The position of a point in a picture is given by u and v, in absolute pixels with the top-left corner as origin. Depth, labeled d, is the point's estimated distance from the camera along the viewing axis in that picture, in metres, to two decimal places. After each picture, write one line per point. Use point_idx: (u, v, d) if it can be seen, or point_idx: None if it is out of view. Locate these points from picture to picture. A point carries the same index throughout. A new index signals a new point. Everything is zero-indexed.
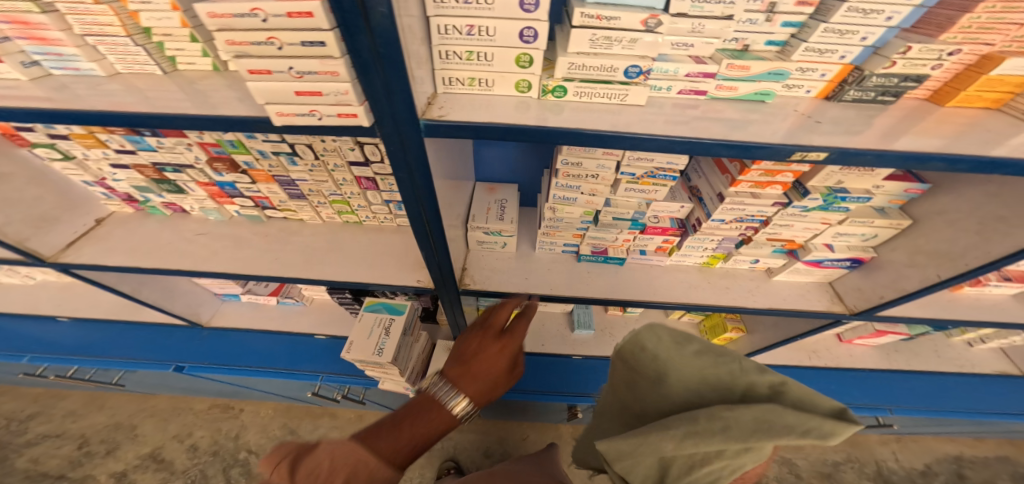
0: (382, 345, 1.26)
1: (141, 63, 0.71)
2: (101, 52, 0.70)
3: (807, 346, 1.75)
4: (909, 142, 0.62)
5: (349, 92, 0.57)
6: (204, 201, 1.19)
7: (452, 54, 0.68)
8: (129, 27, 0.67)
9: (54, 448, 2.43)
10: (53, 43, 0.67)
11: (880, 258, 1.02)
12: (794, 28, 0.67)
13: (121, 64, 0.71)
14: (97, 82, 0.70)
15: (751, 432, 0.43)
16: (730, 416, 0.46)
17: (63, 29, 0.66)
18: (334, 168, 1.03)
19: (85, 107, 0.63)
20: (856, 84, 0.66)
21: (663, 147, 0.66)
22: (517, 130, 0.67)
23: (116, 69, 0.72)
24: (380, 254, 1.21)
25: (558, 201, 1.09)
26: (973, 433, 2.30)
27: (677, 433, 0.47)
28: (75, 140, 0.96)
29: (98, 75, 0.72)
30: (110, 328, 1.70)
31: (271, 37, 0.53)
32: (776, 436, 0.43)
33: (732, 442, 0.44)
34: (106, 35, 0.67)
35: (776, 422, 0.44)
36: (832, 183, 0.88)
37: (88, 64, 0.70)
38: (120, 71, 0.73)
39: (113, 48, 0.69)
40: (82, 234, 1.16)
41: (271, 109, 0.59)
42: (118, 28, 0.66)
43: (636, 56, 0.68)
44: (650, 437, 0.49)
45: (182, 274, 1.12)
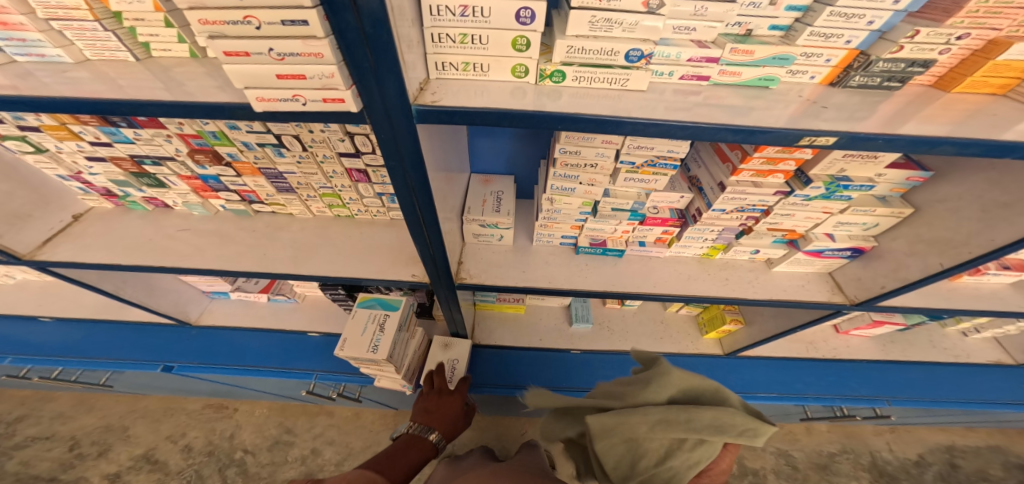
0: (378, 341, 1.24)
1: (111, 49, 0.68)
2: (67, 38, 0.67)
3: (805, 337, 1.75)
4: (915, 127, 0.60)
5: (335, 76, 0.54)
6: (186, 195, 1.15)
7: (445, 37, 0.66)
8: (97, 11, 0.64)
9: (43, 450, 2.39)
10: (14, 27, 0.63)
11: (880, 247, 1.01)
12: (798, 12, 0.65)
13: (90, 51, 0.68)
14: (63, 68, 0.67)
15: (707, 425, 0.50)
16: (694, 411, 0.52)
17: (26, 12, 0.63)
18: (324, 160, 1.00)
19: (53, 94, 0.59)
20: (862, 70, 0.65)
21: (664, 133, 0.64)
22: (513, 116, 0.64)
23: (85, 55, 0.69)
24: (373, 249, 1.18)
25: (556, 192, 1.07)
26: (965, 423, 2.32)
27: (652, 417, 0.53)
28: (47, 132, 0.92)
29: (65, 62, 0.68)
30: (97, 328, 1.66)
31: (248, 16, 0.50)
32: (726, 432, 0.50)
33: (692, 430, 0.50)
34: (73, 20, 0.64)
35: (726, 422, 0.51)
36: (834, 171, 0.87)
37: (54, 50, 0.66)
38: (88, 57, 0.69)
39: (81, 33, 0.65)
40: (57, 231, 1.11)
41: (251, 94, 0.56)
42: (87, 13, 0.64)
43: (637, 40, 0.65)
44: (629, 418, 0.54)
45: (168, 271, 1.08)
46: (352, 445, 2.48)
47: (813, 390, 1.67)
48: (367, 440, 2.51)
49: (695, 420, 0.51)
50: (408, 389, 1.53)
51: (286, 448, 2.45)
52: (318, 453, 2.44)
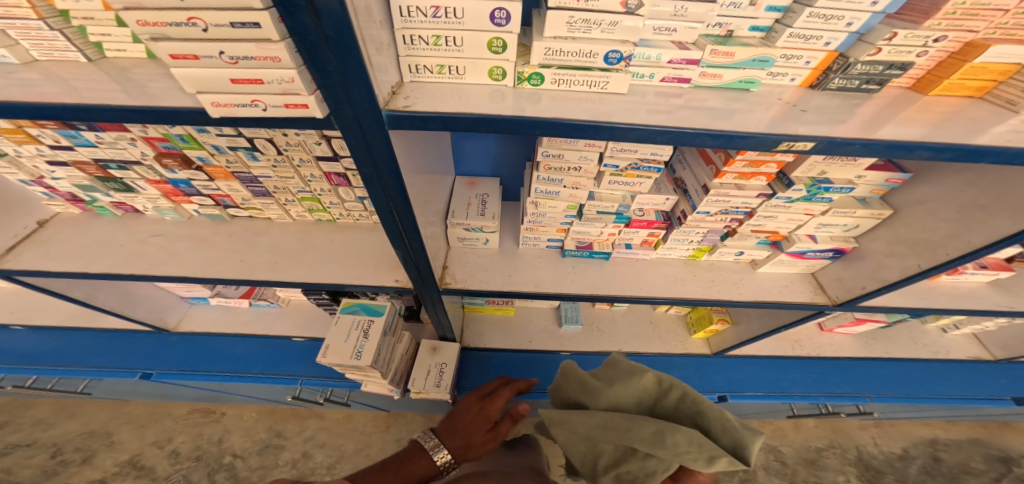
0: (360, 348, 1.21)
1: (60, 50, 0.64)
2: (11, 37, 0.62)
3: (791, 336, 1.76)
4: (893, 130, 0.59)
5: (295, 80, 0.51)
6: (157, 200, 1.11)
7: (418, 39, 0.63)
8: (41, 9, 0.60)
9: (23, 459, 2.33)
10: None
11: (861, 248, 1.01)
12: (778, 13, 0.63)
13: (38, 51, 0.64)
14: (9, 70, 0.62)
15: (649, 439, 0.59)
16: (639, 422, 0.62)
17: None
18: (300, 164, 0.97)
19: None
20: (841, 73, 0.64)
21: (642, 137, 0.62)
22: (487, 121, 0.62)
23: (32, 56, 0.65)
24: (354, 253, 1.16)
25: (541, 195, 1.05)
26: (947, 417, 2.36)
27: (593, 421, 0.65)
28: (5, 135, 0.87)
29: (10, 62, 0.63)
30: (72, 336, 1.61)
31: (192, 18, 0.47)
32: (667, 446, 0.58)
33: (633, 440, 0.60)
34: (15, 19, 0.60)
35: (668, 437, 0.58)
36: (816, 173, 0.86)
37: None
38: (37, 58, 0.65)
39: (25, 32, 0.61)
40: (22, 237, 1.08)
41: (204, 99, 0.53)
42: (29, 11, 0.59)
43: (615, 41, 0.64)
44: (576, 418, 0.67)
45: (140, 278, 1.05)
46: (343, 448, 2.45)
47: (800, 388, 1.68)
48: (357, 442, 2.48)
49: (634, 431, 0.61)
50: (395, 394, 1.51)
51: (276, 452, 2.41)
52: (307, 456, 2.41)
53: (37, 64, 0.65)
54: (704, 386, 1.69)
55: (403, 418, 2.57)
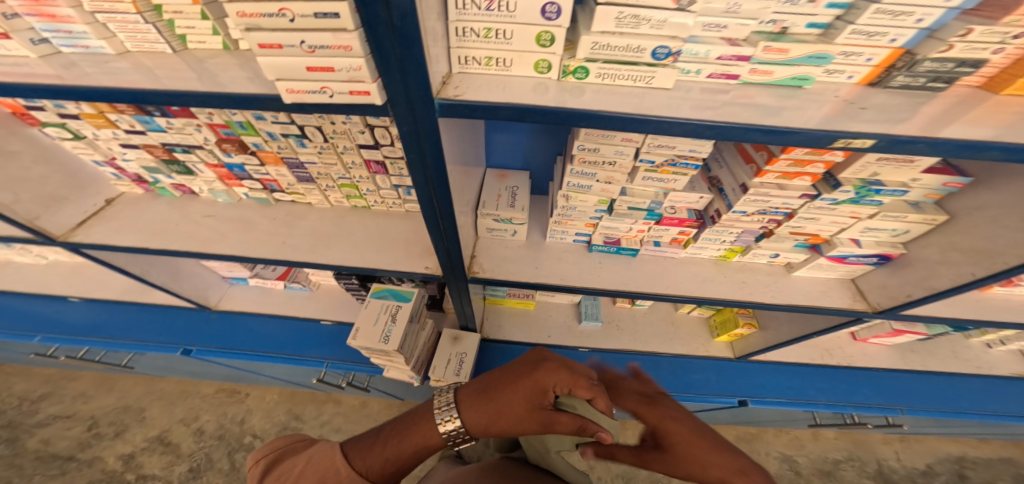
0: (389, 332, 1.25)
1: (151, 42, 0.68)
2: (110, 30, 0.67)
3: (819, 344, 1.72)
4: (957, 130, 0.58)
5: (362, 68, 0.54)
6: (212, 183, 1.17)
7: (469, 31, 0.65)
8: (138, 3, 0.65)
9: (63, 429, 2.46)
10: (62, 20, 0.65)
11: (909, 255, 0.99)
12: (840, 9, 0.62)
13: (131, 42, 0.68)
14: (106, 60, 0.68)
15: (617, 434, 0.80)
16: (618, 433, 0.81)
17: (74, 5, 0.64)
18: (343, 151, 1.00)
19: (96, 85, 0.61)
20: (906, 70, 0.63)
21: (690, 132, 0.63)
22: (534, 112, 0.64)
23: (126, 47, 0.69)
24: (390, 240, 1.19)
25: (572, 188, 1.06)
26: (979, 435, 2.27)
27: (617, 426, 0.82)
28: (86, 119, 0.94)
29: (107, 53, 0.69)
30: (121, 310, 1.71)
31: (283, 9, 0.50)
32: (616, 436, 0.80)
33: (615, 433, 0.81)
34: (117, 12, 0.65)
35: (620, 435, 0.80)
36: (867, 175, 0.84)
37: (97, 42, 0.67)
38: (129, 49, 0.69)
39: (125, 26, 0.66)
40: (90, 213, 1.14)
41: (282, 86, 0.56)
42: (129, 6, 0.64)
43: (664, 37, 0.64)
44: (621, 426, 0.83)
45: (192, 257, 1.10)
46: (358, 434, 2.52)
47: (826, 397, 1.65)
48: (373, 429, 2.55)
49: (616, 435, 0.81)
50: (417, 381, 1.54)
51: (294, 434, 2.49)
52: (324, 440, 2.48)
53: (129, 54, 0.69)
54: (725, 390, 1.68)
55: None
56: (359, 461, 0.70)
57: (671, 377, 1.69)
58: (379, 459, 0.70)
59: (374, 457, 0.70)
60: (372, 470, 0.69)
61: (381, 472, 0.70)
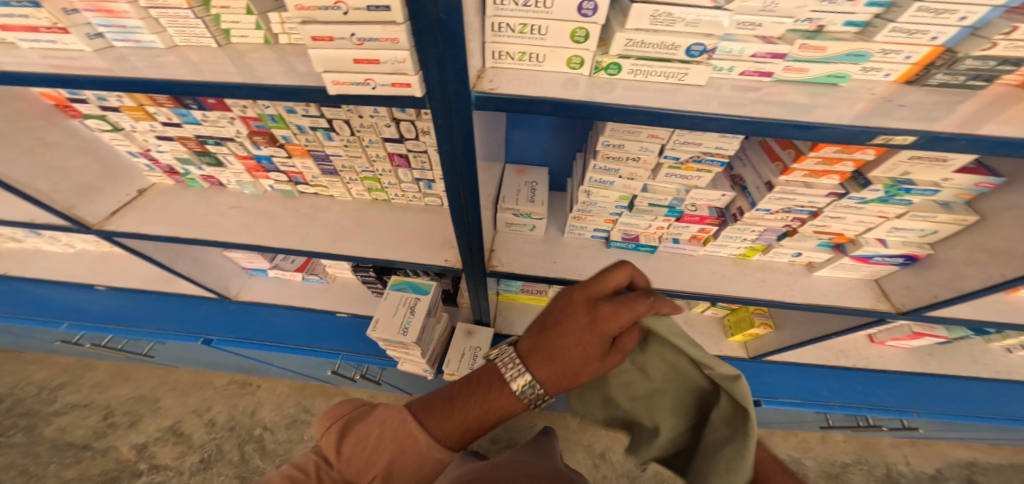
0: (408, 324, 1.26)
1: (198, 35, 0.70)
2: (162, 25, 0.69)
3: (835, 345, 1.70)
4: (997, 129, 0.58)
5: (406, 61, 0.54)
6: (240, 175, 1.19)
7: (505, 26, 0.65)
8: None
9: (79, 418, 2.52)
10: (118, 16, 0.66)
11: (936, 255, 0.98)
12: (880, 8, 0.62)
13: (180, 37, 0.70)
14: (156, 54, 0.69)
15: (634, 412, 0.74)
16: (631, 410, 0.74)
17: (130, 1, 0.64)
18: (369, 144, 1.02)
19: (147, 77, 0.63)
20: (946, 68, 0.63)
21: (723, 128, 0.63)
22: (566, 106, 0.64)
23: (175, 42, 0.71)
24: (411, 233, 1.20)
25: (594, 184, 1.06)
26: (992, 440, 2.25)
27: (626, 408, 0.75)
28: (125, 111, 0.96)
29: (157, 47, 0.70)
30: (145, 299, 1.75)
31: (338, 2, 0.52)
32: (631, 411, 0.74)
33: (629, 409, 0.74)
34: (170, 8, 0.65)
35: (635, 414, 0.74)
36: (897, 174, 0.83)
37: (150, 37, 0.68)
38: (178, 43, 0.71)
39: (175, 21, 0.67)
40: (124, 203, 1.17)
41: (328, 78, 0.57)
42: (181, 1, 0.64)
43: (700, 35, 0.64)
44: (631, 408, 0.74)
45: (220, 247, 1.13)
46: None
47: (839, 398, 1.68)
48: None
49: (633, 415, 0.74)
50: (431, 373, 1.56)
51: (303, 427, 2.53)
52: None
53: (178, 49, 0.71)
54: None
55: None
56: (436, 426, 0.67)
57: None
58: (462, 422, 0.67)
59: (455, 421, 0.67)
60: (452, 435, 0.67)
61: (460, 436, 0.67)
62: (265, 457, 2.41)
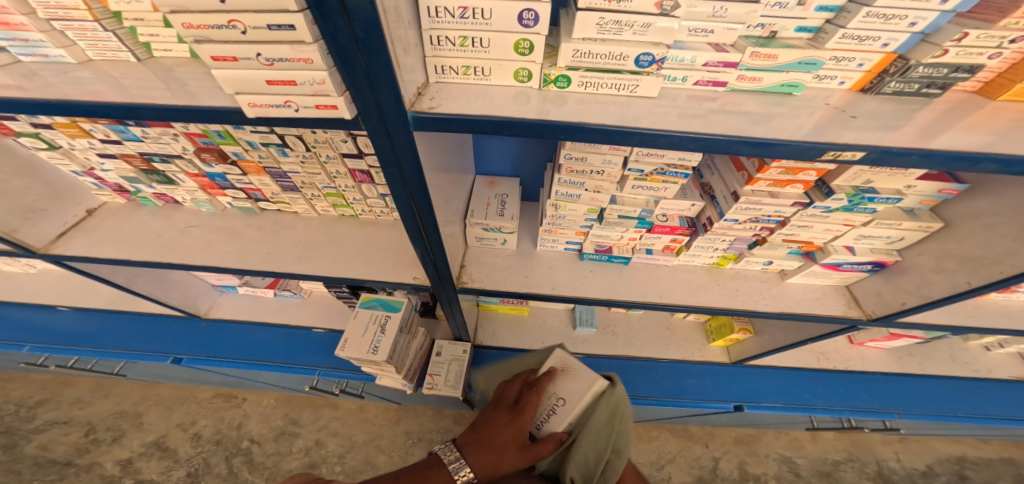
0: (377, 343, 1.22)
1: (113, 49, 0.66)
2: (69, 38, 0.66)
3: (816, 348, 1.70)
4: (951, 138, 0.56)
5: (326, 82, 0.52)
6: (195, 193, 1.15)
7: (444, 40, 0.63)
8: (96, 11, 0.63)
9: (60, 435, 2.45)
10: (17, 28, 0.63)
11: (904, 262, 0.96)
12: (830, 13, 0.60)
13: (92, 50, 0.67)
14: (66, 69, 0.66)
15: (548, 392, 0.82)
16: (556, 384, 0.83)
17: (26, 12, 0.62)
18: (327, 160, 0.99)
19: (59, 96, 0.59)
20: (899, 76, 0.61)
21: (674, 144, 0.60)
22: (513, 124, 0.61)
23: (87, 56, 0.68)
24: (376, 249, 1.17)
25: (561, 197, 1.04)
26: (980, 436, 2.25)
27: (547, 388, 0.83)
28: (59, 129, 0.92)
29: (67, 62, 0.67)
30: (112, 319, 1.70)
31: (232, 21, 0.48)
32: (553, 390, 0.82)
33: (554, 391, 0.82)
34: (74, 20, 0.63)
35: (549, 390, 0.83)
36: (860, 182, 0.82)
37: (56, 50, 0.65)
38: (91, 57, 0.68)
39: (82, 33, 0.64)
40: (72, 225, 1.12)
41: (242, 100, 0.54)
42: (85, 13, 0.62)
43: (648, 44, 0.62)
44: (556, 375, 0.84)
45: (175, 268, 1.08)
46: (355, 439, 2.51)
47: (822, 400, 1.65)
48: (368, 433, 2.54)
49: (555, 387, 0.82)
50: (409, 389, 1.51)
51: (291, 439, 2.48)
52: (320, 445, 2.47)
53: (92, 63, 0.68)
54: (722, 395, 1.67)
55: (413, 412, 2.62)
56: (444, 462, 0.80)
57: (665, 382, 1.67)
58: None
59: None
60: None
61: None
62: (253, 469, 2.35)
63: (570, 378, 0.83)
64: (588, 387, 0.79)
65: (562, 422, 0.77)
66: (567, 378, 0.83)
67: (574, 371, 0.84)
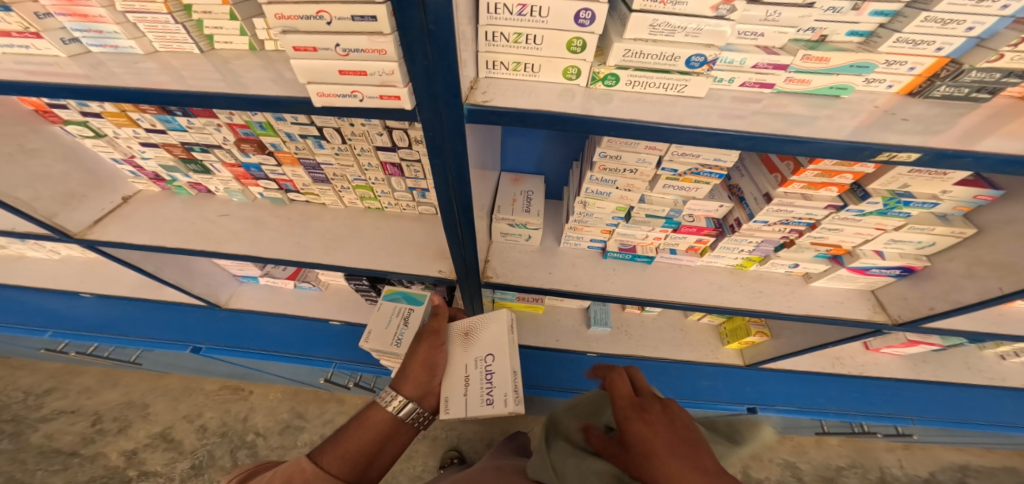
0: (400, 336, 1.20)
1: (179, 42, 0.68)
2: (140, 30, 0.68)
3: (830, 352, 1.69)
4: (1000, 144, 0.57)
5: (394, 73, 0.54)
6: (229, 182, 1.17)
7: (499, 36, 0.64)
8: (170, 4, 0.65)
9: (67, 424, 2.45)
10: (94, 20, 0.65)
11: (934, 267, 0.97)
12: (884, 18, 0.61)
13: (160, 43, 0.69)
14: (133, 60, 0.68)
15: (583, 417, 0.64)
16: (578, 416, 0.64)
17: (106, 5, 0.64)
18: (360, 152, 1.00)
19: (122, 85, 0.61)
20: (950, 80, 0.62)
21: (724, 143, 0.61)
22: (564, 120, 0.62)
23: (154, 48, 0.70)
24: (403, 242, 1.18)
25: (591, 195, 1.05)
26: (986, 445, 2.25)
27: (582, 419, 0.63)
28: (107, 118, 0.94)
29: (136, 53, 0.69)
30: (133, 307, 1.72)
31: (321, 11, 0.51)
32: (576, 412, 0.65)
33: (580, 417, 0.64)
34: (148, 13, 0.65)
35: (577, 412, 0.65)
36: (896, 186, 0.83)
37: (128, 42, 0.67)
38: (157, 50, 0.70)
39: (153, 26, 0.66)
40: (108, 212, 1.14)
41: (312, 89, 0.56)
42: (161, 6, 0.64)
43: (700, 45, 0.62)
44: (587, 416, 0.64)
45: (206, 256, 1.10)
46: None
47: (835, 406, 1.71)
48: None
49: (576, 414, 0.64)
50: None
51: (297, 432, 2.49)
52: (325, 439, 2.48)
53: (157, 54, 0.69)
54: (733, 397, 1.74)
55: None
56: (378, 411, 0.86)
57: (679, 384, 1.72)
58: (359, 438, 0.81)
59: (358, 434, 0.82)
60: (352, 443, 0.80)
61: (358, 453, 0.79)
62: None
63: (476, 344, 1.03)
64: (490, 328, 1.05)
65: (502, 362, 0.98)
66: (474, 341, 1.03)
67: (477, 336, 1.04)
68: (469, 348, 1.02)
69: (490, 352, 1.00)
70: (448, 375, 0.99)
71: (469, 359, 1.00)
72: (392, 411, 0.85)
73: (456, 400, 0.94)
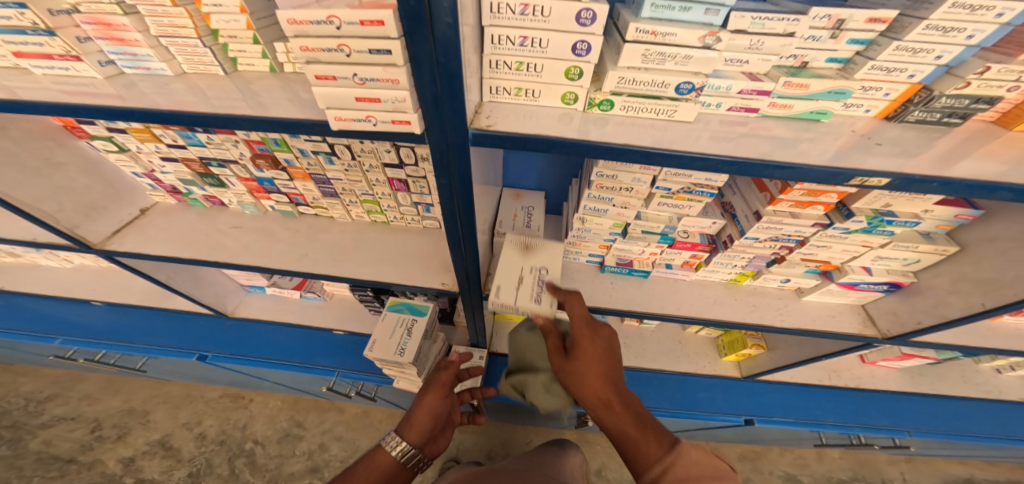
0: (404, 345, 1.25)
1: (206, 63, 0.74)
2: (170, 53, 0.73)
3: (827, 365, 1.71)
4: (972, 167, 0.61)
5: (406, 101, 0.59)
6: (242, 195, 1.21)
7: (502, 64, 0.69)
8: (199, 28, 0.70)
9: (66, 431, 2.46)
10: (130, 44, 0.70)
11: (920, 283, 1.01)
12: (860, 46, 0.66)
13: (189, 64, 0.74)
14: (164, 81, 0.73)
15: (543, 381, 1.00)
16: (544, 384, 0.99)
17: (142, 30, 0.69)
18: (369, 169, 1.04)
19: (154, 107, 0.66)
20: (923, 105, 0.66)
21: (712, 167, 0.65)
22: (562, 144, 0.66)
23: (183, 69, 0.75)
24: (408, 254, 1.22)
25: (588, 211, 1.09)
26: (987, 458, 2.24)
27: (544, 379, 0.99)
28: (132, 133, 0.99)
29: (166, 74, 0.74)
30: (142, 314, 1.76)
31: (341, 45, 0.56)
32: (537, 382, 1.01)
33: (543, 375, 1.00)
34: (180, 37, 0.70)
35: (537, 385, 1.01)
36: (879, 206, 0.87)
37: (159, 64, 0.73)
38: (186, 71, 0.75)
39: (184, 49, 0.71)
40: (126, 223, 1.18)
41: (331, 114, 0.61)
42: (191, 30, 0.69)
43: (688, 73, 0.66)
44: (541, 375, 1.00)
45: (216, 266, 1.14)
46: (358, 444, 2.51)
47: (832, 417, 1.67)
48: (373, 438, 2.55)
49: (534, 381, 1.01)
50: None
51: (295, 441, 2.50)
52: (324, 448, 2.48)
53: (186, 76, 0.75)
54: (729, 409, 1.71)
55: None
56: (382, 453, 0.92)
57: (677, 394, 1.72)
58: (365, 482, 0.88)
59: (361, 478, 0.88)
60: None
61: None
62: (255, 471, 2.36)
63: (535, 255, 0.97)
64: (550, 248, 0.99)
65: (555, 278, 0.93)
66: (537, 252, 0.98)
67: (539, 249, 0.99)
68: (524, 259, 0.96)
69: (546, 266, 0.95)
70: (502, 271, 0.94)
71: (524, 266, 0.95)
72: (394, 456, 0.91)
73: (506, 289, 0.89)
